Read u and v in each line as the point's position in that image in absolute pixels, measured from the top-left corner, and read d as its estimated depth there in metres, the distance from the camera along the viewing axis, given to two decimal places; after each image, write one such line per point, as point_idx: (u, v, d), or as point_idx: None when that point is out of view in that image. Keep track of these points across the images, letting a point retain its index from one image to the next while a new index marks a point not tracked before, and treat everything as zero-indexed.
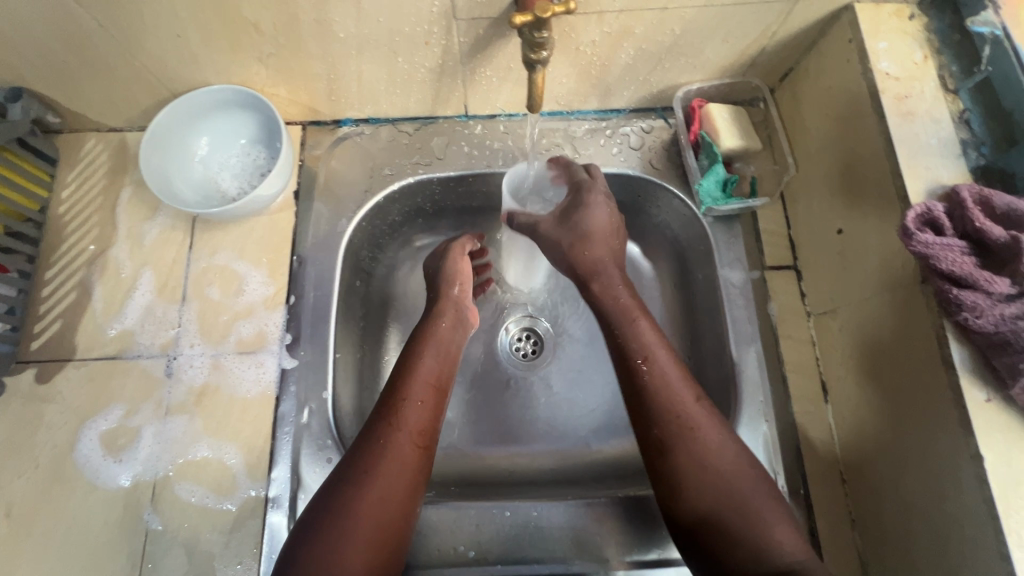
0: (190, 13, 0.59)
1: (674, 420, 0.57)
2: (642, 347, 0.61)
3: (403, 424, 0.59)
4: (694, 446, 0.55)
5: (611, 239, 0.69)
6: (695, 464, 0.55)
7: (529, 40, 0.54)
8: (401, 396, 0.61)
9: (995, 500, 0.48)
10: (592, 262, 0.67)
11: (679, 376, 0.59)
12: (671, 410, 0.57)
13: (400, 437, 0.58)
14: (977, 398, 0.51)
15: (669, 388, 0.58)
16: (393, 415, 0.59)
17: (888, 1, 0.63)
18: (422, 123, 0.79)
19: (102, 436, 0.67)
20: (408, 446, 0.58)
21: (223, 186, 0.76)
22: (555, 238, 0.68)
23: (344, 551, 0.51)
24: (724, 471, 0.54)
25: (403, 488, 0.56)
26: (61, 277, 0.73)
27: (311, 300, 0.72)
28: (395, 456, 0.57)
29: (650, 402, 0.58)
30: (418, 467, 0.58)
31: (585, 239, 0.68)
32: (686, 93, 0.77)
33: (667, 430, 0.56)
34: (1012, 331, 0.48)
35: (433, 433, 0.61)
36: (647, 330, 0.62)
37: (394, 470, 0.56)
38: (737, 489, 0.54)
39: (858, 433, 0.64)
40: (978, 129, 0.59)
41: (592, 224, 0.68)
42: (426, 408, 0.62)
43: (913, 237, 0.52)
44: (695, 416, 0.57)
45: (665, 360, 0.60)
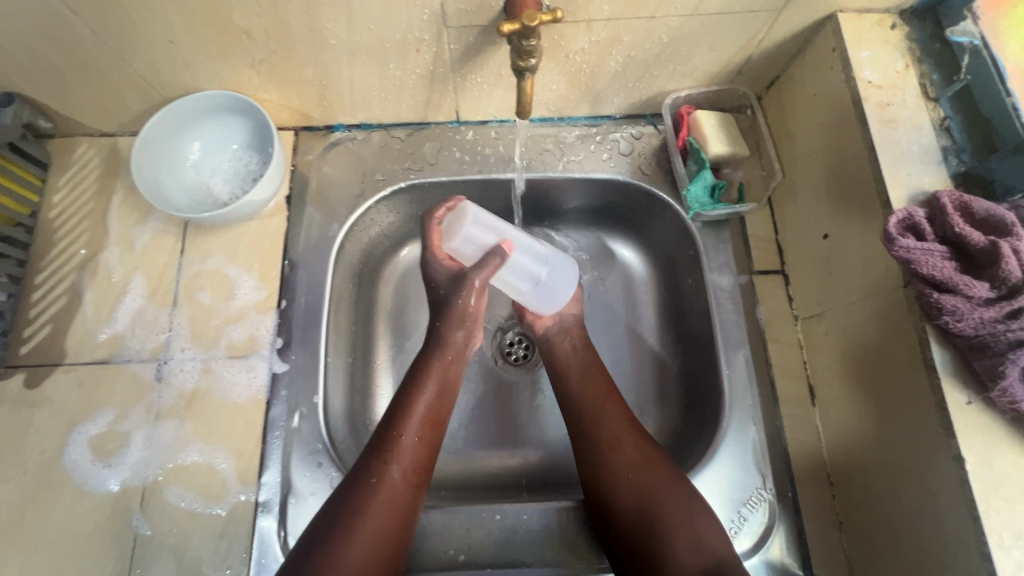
0: (182, 20, 0.59)
1: (633, 475, 0.60)
2: (600, 412, 0.65)
3: (396, 460, 0.59)
4: (651, 499, 0.58)
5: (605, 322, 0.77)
6: (654, 517, 0.57)
7: (517, 48, 0.55)
8: (396, 432, 0.61)
9: (976, 501, 0.49)
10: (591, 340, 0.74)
11: (637, 434, 0.63)
12: (628, 465, 0.61)
13: (391, 474, 0.58)
14: (958, 401, 0.51)
15: (627, 448, 0.62)
16: (388, 452, 0.59)
17: (870, 11, 0.65)
18: (414, 129, 0.80)
19: (91, 441, 0.67)
20: (401, 483, 0.59)
21: (215, 191, 0.77)
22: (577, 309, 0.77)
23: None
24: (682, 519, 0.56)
25: (394, 530, 0.57)
26: (51, 282, 0.73)
27: (302, 305, 0.72)
28: (387, 495, 0.58)
29: (609, 463, 0.61)
30: (408, 508, 0.59)
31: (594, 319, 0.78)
32: (674, 100, 0.78)
33: (629, 486, 0.59)
34: (991, 334, 0.49)
35: (427, 467, 0.61)
36: (605, 394, 0.66)
37: (386, 507, 0.57)
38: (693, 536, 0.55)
39: (845, 436, 0.65)
40: (958, 136, 0.60)
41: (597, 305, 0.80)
42: (422, 443, 0.62)
43: (894, 242, 0.53)
44: (652, 470, 0.60)
45: (620, 422, 0.64)
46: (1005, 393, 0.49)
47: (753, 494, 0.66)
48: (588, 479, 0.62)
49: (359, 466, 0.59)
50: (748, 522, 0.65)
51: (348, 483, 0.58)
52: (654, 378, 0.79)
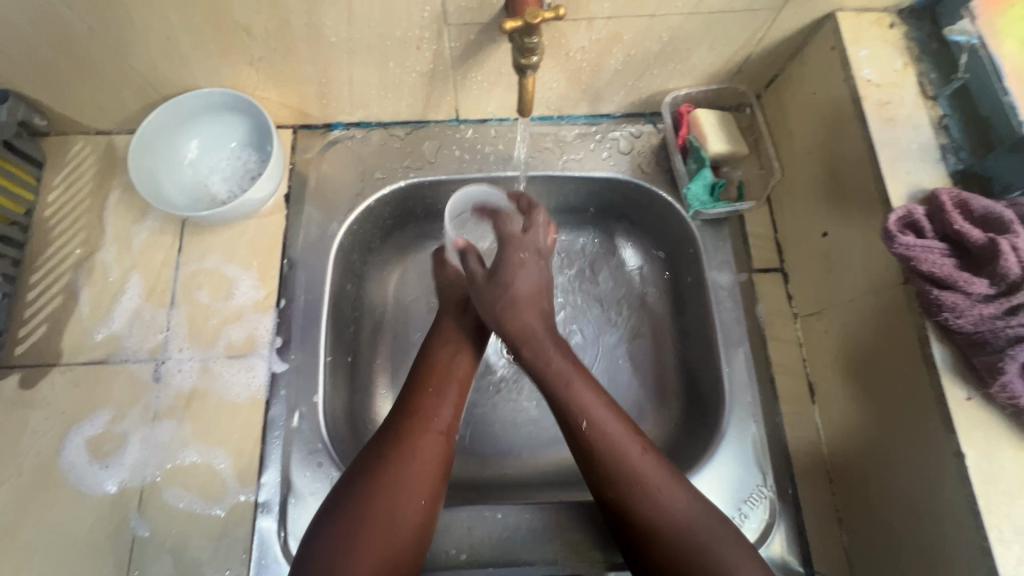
0: (181, 17, 0.59)
1: (623, 481, 0.54)
2: (582, 410, 0.57)
3: (423, 415, 0.60)
4: (646, 506, 0.53)
5: (541, 301, 0.64)
6: (651, 526, 0.53)
7: (519, 45, 0.55)
8: (421, 386, 0.63)
9: (976, 496, 0.49)
10: (522, 327, 0.61)
11: (626, 433, 0.57)
12: (619, 470, 0.55)
13: (418, 425, 0.59)
14: (958, 396, 0.52)
15: (614, 452, 0.56)
16: (413, 407, 0.61)
17: (869, 10, 0.65)
18: (414, 127, 0.79)
19: (87, 441, 0.66)
20: (431, 433, 0.59)
21: (213, 189, 0.76)
22: (487, 297, 0.63)
23: (364, 541, 0.51)
24: (682, 527, 0.52)
25: (430, 481, 0.57)
26: (47, 281, 0.72)
27: (302, 303, 0.72)
28: (417, 444, 0.58)
29: (597, 466, 0.56)
30: (440, 461, 0.58)
31: (513, 306, 0.62)
32: (674, 98, 0.78)
33: (619, 491, 0.55)
34: (991, 330, 0.49)
35: (451, 420, 0.62)
36: (584, 393, 0.58)
37: (417, 457, 0.57)
38: (696, 545, 0.51)
39: (844, 432, 0.65)
40: (957, 134, 0.61)
41: (522, 288, 0.63)
42: (447, 398, 0.63)
43: (894, 239, 0.53)
44: (642, 474, 0.55)
45: (606, 420, 0.57)
46: (1005, 389, 0.49)
47: (753, 491, 0.66)
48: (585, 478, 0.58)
49: (387, 421, 0.60)
50: (748, 519, 0.65)
51: (379, 435, 0.59)
52: (654, 376, 0.79)
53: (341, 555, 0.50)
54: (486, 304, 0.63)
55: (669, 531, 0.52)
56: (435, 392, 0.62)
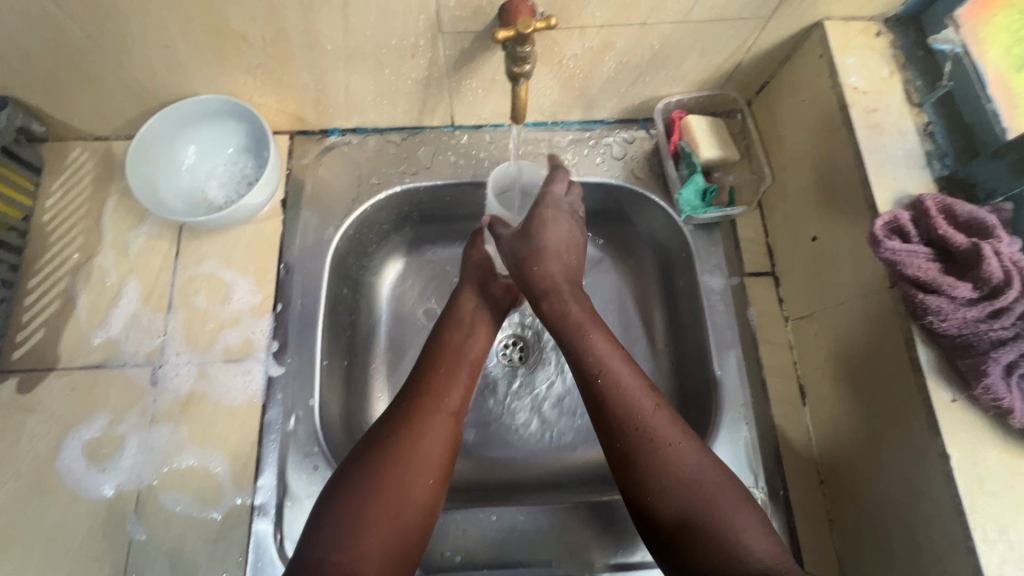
0: (179, 26, 0.60)
1: (633, 434, 0.57)
2: (598, 359, 0.61)
3: (432, 395, 0.61)
4: (654, 459, 0.55)
5: (564, 253, 0.68)
6: (659, 479, 0.55)
7: (512, 54, 0.56)
8: (433, 366, 0.64)
9: (961, 497, 0.50)
10: (546, 276, 0.66)
11: (639, 387, 0.59)
12: (630, 421, 0.57)
13: (426, 405, 0.60)
14: (943, 399, 0.53)
15: (626, 402, 0.58)
16: (423, 388, 0.62)
17: (856, 19, 0.66)
18: (409, 133, 0.80)
19: (84, 445, 0.67)
20: (437, 414, 0.60)
21: (210, 195, 0.77)
22: (512, 249, 0.68)
23: (370, 515, 0.52)
24: (688, 481, 0.54)
25: (439, 461, 0.58)
26: (45, 286, 0.73)
27: (298, 307, 0.73)
28: (423, 424, 0.58)
29: (609, 416, 0.58)
30: (447, 444, 0.59)
31: (539, 254, 0.66)
32: (666, 105, 0.79)
33: (628, 443, 0.57)
34: (974, 333, 0.51)
35: (459, 402, 0.62)
36: (601, 343, 0.61)
37: (425, 438, 0.58)
38: (702, 498, 0.54)
39: (834, 433, 0.66)
40: (942, 140, 0.62)
41: (548, 240, 0.67)
42: (456, 379, 0.64)
43: (880, 244, 0.54)
44: (652, 427, 0.57)
45: (621, 371, 0.60)
46: (989, 391, 0.50)
47: None
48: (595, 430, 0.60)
49: (396, 402, 0.62)
50: None
51: (388, 415, 0.60)
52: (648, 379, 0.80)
53: (347, 530, 0.51)
54: (511, 253, 0.68)
55: (676, 483, 0.54)
56: (445, 374, 0.64)
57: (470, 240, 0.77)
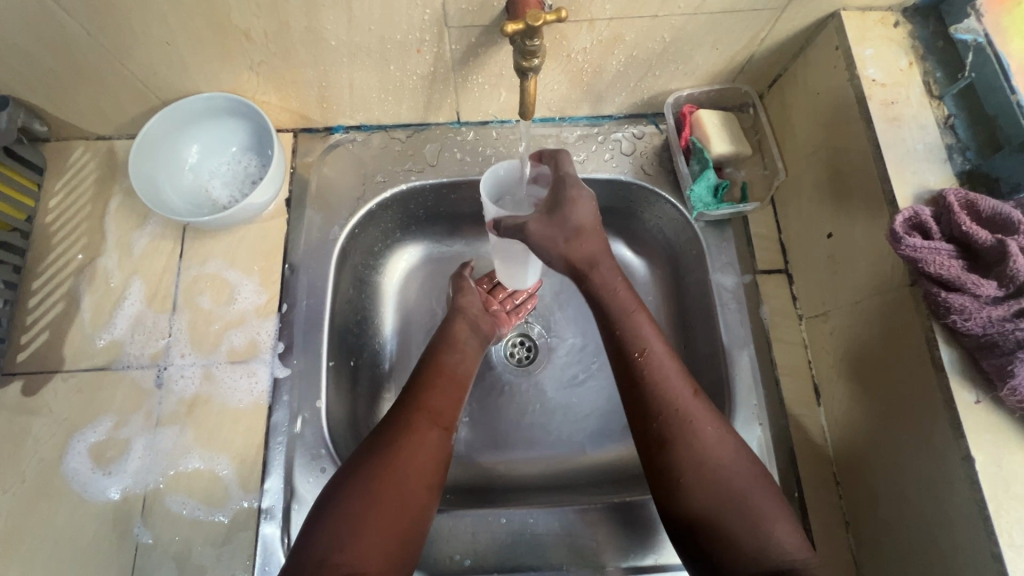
0: (180, 21, 0.59)
1: (671, 416, 0.57)
2: (640, 339, 0.60)
3: (424, 408, 0.61)
4: (690, 442, 0.56)
5: (601, 231, 0.62)
6: (690, 465, 0.55)
7: (520, 48, 0.54)
8: (427, 384, 0.63)
9: (986, 501, 0.48)
10: (587, 254, 0.60)
11: (678, 370, 0.59)
12: (667, 402, 0.57)
13: (419, 416, 0.60)
14: (967, 400, 0.51)
15: (667, 384, 0.58)
16: (415, 401, 0.61)
17: (873, 9, 0.64)
18: (415, 130, 0.79)
19: (90, 449, 0.66)
20: (429, 425, 0.60)
21: (214, 194, 0.76)
22: (547, 234, 0.59)
23: (371, 518, 0.52)
24: (721, 466, 0.55)
25: (430, 470, 0.57)
26: (48, 288, 0.72)
27: (304, 308, 0.72)
28: (415, 435, 0.58)
29: (645, 397, 0.58)
30: (436, 455, 0.58)
31: (578, 234, 0.60)
32: (676, 99, 0.77)
33: (664, 425, 0.57)
34: (1000, 333, 0.49)
35: (451, 415, 0.62)
36: (645, 322, 0.61)
37: (418, 448, 0.57)
38: (732, 485, 0.54)
39: (851, 435, 0.64)
40: (963, 134, 0.60)
41: (581, 219, 0.60)
42: (447, 393, 0.64)
43: (901, 241, 0.53)
44: (690, 410, 0.57)
45: (662, 352, 0.60)
46: (1015, 392, 0.48)
47: None
48: (626, 410, 0.60)
49: (391, 412, 0.61)
50: None
51: (380, 426, 0.60)
52: None
53: (347, 530, 0.51)
54: (546, 241, 0.60)
55: (706, 470, 0.55)
56: (439, 388, 0.64)
57: (457, 272, 0.79)
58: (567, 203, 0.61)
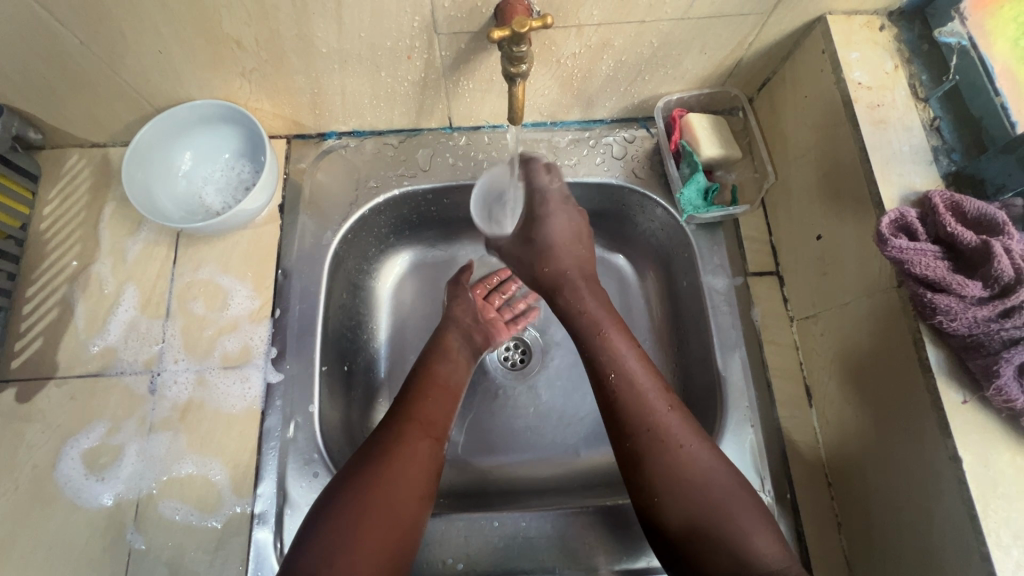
0: (171, 31, 0.59)
1: (645, 433, 0.57)
2: (614, 359, 0.61)
3: (418, 419, 0.61)
4: (666, 458, 0.56)
5: (576, 247, 0.71)
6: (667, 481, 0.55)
7: (508, 54, 0.55)
8: (420, 393, 0.64)
9: (974, 500, 0.48)
10: (555, 272, 0.70)
11: (653, 387, 0.60)
12: (644, 419, 0.58)
13: (411, 427, 0.60)
14: (954, 400, 0.51)
15: (642, 400, 0.59)
16: (409, 411, 0.62)
17: (859, 13, 0.65)
18: (407, 135, 0.79)
19: (83, 455, 0.66)
20: (421, 435, 0.60)
21: (208, 200, 0.76)
22: (517, 255, 0.74)
23: (364, 526, 0.53)
24: (698, 480, 0.55)
25: (421, 481, 0.57)
26: (43, 294, 0.72)
27: (296, 313, 0.72)
28: (409, 446, 0.58)
29: (620, 415, 0.59)
30: (428, 464, 0.59)
31: (549, 253, 0.70)
32: (666, 103, 0.78)
33: (640, 442, 0.57)
34: (985, 332, 0.50)
35: (443, 426, 0.63)
36: (618, 341, 0.63)
37: (411, 459, 0.58)
38: (712, 499, 0.54)
39: (842, 436, 0.65)
40: (948, 136, 0.61)
41: (553, 237, 0.71)
42: (438, 403, 0.64)
43: (887, 242, 0.53)
44: (666, 427, 0.57)
45: (636, 370, 0.61)
46: (1001, 392, 0.49)
47: None
48: (606, 429, 0.60)
49: (383, 422, 0.61)
50: None
51: (373, 436, 0.60)
52: None
53: (340, 539, 0.51)
54: (522, 261, 0.73)
55: (683, 487, 0.55)
56: (433, 399, 0.64)
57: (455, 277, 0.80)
58: (540, 223, 0.71)
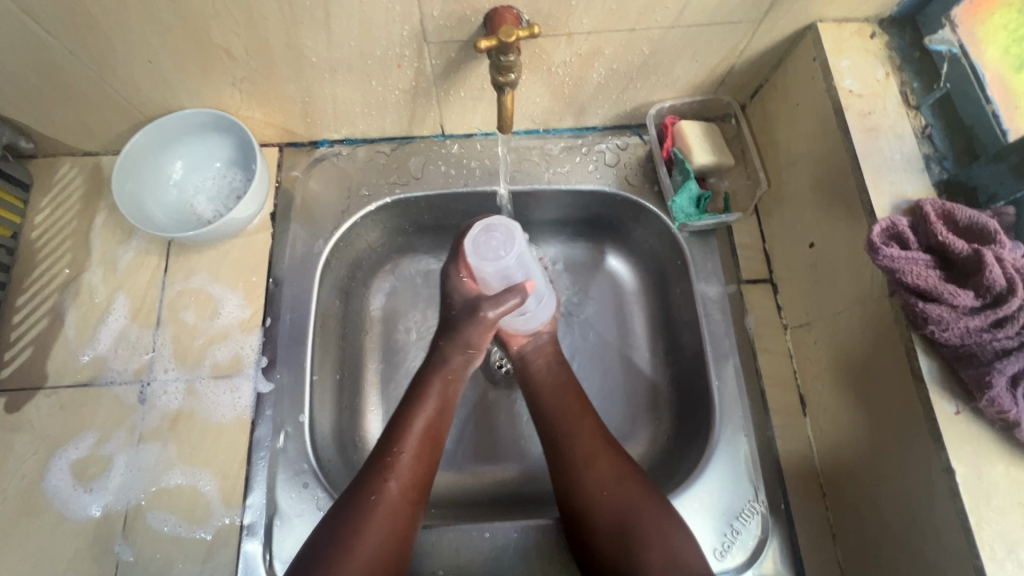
0: (160, 40, 0.59)
1: (562, 433, 0.63)
2: (540, 368, 0.69)
3: (395, 479, 0.58)
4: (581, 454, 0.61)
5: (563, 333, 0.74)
6: (597, 490, 0.58)
7: (496, 63, 0.55)
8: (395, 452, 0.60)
9: (967, 513, 0.48)
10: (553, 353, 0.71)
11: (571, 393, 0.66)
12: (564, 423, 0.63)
13: (387, 491, 0.57)
14: (947, 411, 0.51)
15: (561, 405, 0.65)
16: (386, 472, 0.58)
17: (849, 20, 0.65)
18: (399, 143, 0.79)
19: (72, 465, 0.66)
20: (398, 500, 0.57)
21: (198, 209, 0.76)
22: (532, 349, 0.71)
23: None
24: (606, 474, 0.59)
25: (389, 548, 0.55)
26: (34, 303, 0.72)
27: (287, 322, 0.72)
28: (380, 513, 0.56)
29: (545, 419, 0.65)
30: (399, 536, 0.56)
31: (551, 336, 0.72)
32: (659, 110, 0.78)
33: (560, 442, 0.62)
34: (977, 342, 0.49)
35: (426, 487, 0.60)
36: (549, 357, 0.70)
37: (380, 530, 0.55)
38: (618, 489, 0.58)
39: (836, 445, 0.64)
40: (940, 144, 0.60)
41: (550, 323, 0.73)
42: (422, 462, 0.60)
43: (879, 251, 0.53)
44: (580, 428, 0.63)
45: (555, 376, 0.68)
46: (994, 403, 0.48)
47: (745, 507, 0.65)
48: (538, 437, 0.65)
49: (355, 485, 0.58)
50: (741, 535, 0.64)
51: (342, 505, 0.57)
52: (645, 390, 0.78)
53: None
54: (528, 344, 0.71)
55: (614, 499, 0.57)
56: (409, 458, 0.60)
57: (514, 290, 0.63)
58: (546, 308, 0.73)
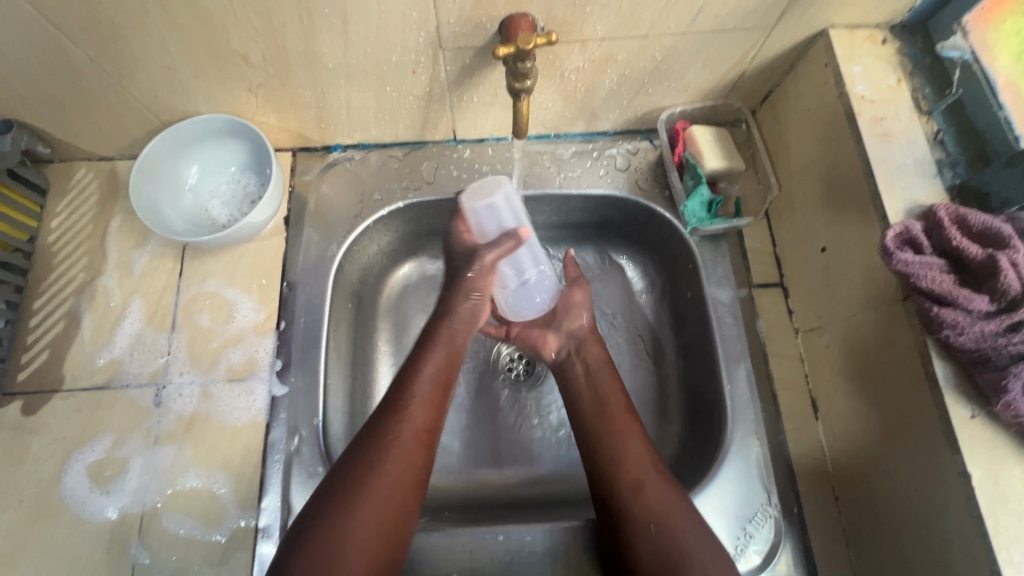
0: (180, 47, 0.60)
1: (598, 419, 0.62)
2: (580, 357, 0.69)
3: (408, 420, 0.58)
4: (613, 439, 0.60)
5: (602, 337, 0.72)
6: (629, 491, 0.56)
7: (513, 70, 0.56)
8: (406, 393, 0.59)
9: (984, 517, 0.48)
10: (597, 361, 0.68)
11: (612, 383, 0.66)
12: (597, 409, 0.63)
13: (401, 431, 0.57)
14: (962, 415, 0.51)
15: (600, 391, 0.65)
16: (399, 411, 0.58)
17: (860, 27, 0.66)
18: (412, 148, 0.80)
19: (88, 468, 0.66)
20: (410, 440, 0.57)
21: (213, 214, 0.77)
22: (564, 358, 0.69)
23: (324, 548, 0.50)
24: (635, 460, 0.58)
25: (399, 495, 0.54)
26: (51, 306, 0.73)
27: (301, 326, 0.72)
28: (390, 453, 0.55)
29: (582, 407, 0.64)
30: (409, 480, 0.55)
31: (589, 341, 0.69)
32: (670, 115, 0.78)
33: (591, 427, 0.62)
34: (993, 347, 0.49)
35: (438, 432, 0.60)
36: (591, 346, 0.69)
37: (391, 471, 0.55)
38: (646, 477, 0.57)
39: (849, 450, 0.64)
40: (952, 149, 0.61)
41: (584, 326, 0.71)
42: (433, 404, 0.60)
43: (892, 255, 0.53)
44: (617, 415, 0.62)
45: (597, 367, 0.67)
46: (1010, 407, 0.48)
47: (758, 511, 0.65)
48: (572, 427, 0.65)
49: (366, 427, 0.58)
50: (754, 539, 0.64)
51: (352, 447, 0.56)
52: (656, 394, 0.78)
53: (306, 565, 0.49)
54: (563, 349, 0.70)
55: (641, 489, 0.56)
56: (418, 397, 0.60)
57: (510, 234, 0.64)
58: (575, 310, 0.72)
